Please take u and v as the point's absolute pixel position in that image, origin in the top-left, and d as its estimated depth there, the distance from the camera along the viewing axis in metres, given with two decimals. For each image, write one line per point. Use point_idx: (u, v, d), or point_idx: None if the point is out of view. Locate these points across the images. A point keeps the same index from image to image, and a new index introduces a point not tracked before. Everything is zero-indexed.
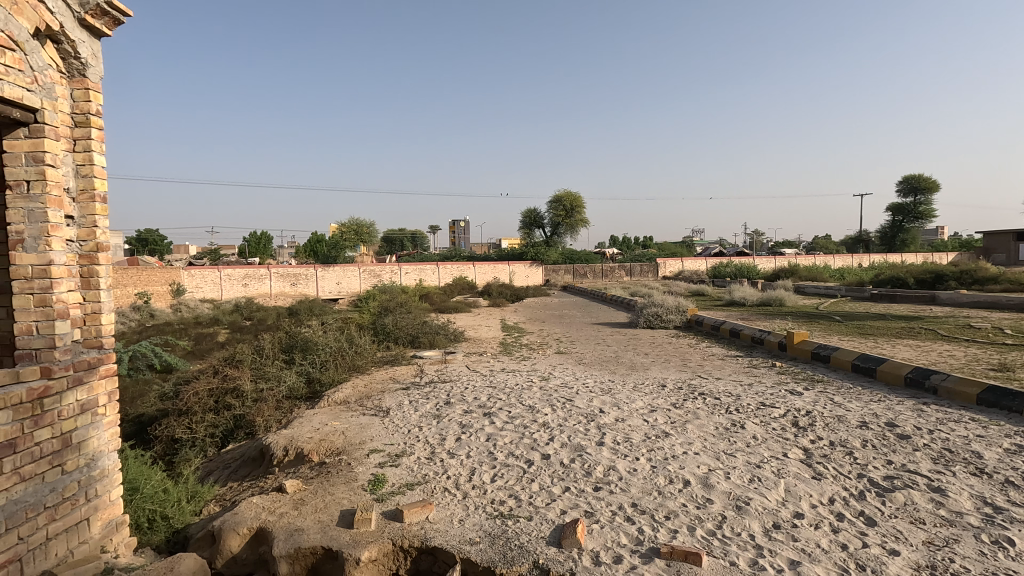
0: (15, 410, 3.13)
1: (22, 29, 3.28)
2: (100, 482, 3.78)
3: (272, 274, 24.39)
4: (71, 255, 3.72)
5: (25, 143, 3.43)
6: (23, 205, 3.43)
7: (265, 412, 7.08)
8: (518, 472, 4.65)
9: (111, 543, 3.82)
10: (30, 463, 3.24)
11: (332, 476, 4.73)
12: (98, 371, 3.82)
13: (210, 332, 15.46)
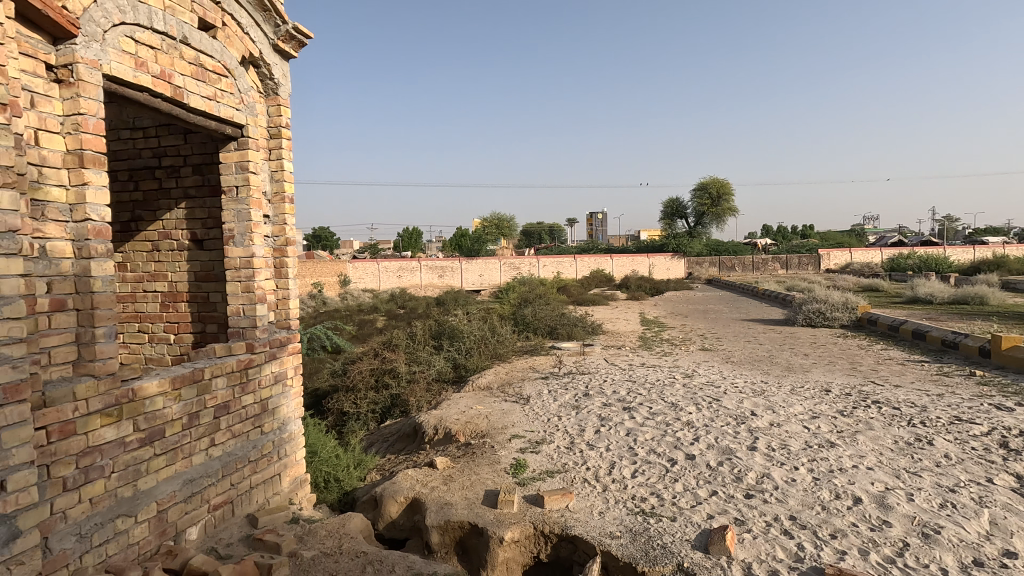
0: (229, 377, 3.77)
1: (232, 58, 3.89)
2: (288, 444, 4.41)
3: (422, 266, 26.34)
4: (268, 248, 4.33)
5: (235, 155, 4.08)
6: (233, 207, 4.10)
7: (418, 393, 7.70)
8: (661, 471, 4.49)
9: (297, 496, 4.45)
10: (239, 423, 3.88)
11: (477, 457, 4.99)
12: (287, 348, 4.43)
13: (371, 318, 17.17)
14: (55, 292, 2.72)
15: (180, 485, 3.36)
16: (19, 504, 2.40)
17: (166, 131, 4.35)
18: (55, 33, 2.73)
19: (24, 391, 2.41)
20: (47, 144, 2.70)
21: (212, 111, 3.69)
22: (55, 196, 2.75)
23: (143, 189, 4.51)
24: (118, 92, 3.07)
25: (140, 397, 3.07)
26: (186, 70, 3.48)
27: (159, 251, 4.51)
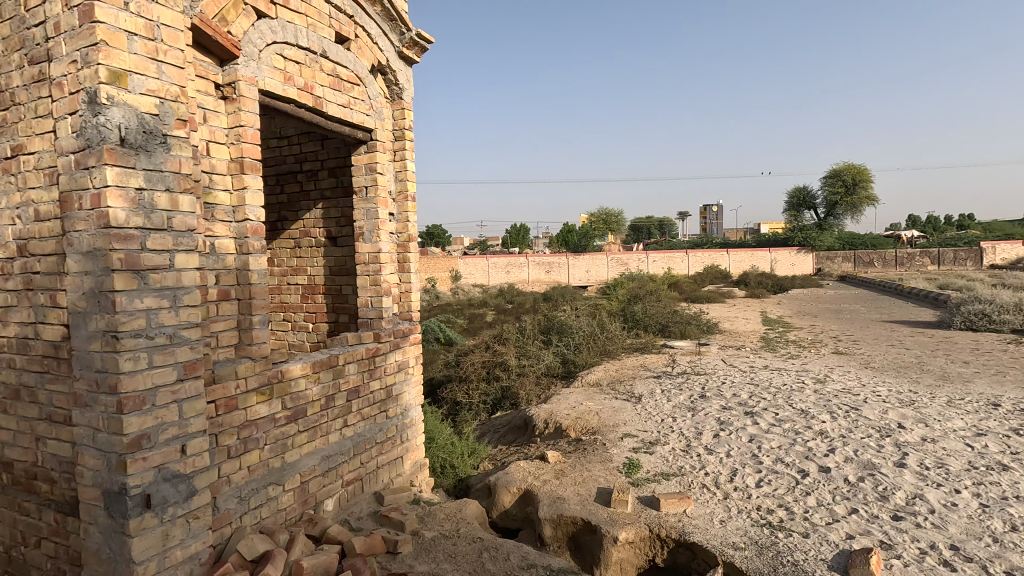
0: (359, 363, 4.07)
1: (363, 67, 4.18)
2: (409, 429, 4.67)
3: (529, 262, 26.66)
4: (392, 244, 4.59)
5: (364, 158, 4.38)
6: (363, 206, 4.39)
7: (527, 386, 7.80)
8: (789, 482, 4.15)
9: (417, 479, 4.70)
10: (368, 406, 4.18)
11: (589, 453, 4.95)
12: (409, 338, 4.69)
13: (480, 312, 17.72)
14: (221, 284, 3.08)
15: (319, 460, 3.69)
16: (196, 466, 2.78)
17: (306, 138, 4.79)
18: (221, 56, 3.11)
19: (199, 368, 2.78)
20: (216, 153, 3.07)
21: (346, 117, 3.99)
22: (222, 199, 3.11)
23: (287, 191, 5.02)
24: (270, 104, 3.42)
25: (287, 378, 3.42)
26: (325, 81, 3.80)
27: (300, 247, 4.99)
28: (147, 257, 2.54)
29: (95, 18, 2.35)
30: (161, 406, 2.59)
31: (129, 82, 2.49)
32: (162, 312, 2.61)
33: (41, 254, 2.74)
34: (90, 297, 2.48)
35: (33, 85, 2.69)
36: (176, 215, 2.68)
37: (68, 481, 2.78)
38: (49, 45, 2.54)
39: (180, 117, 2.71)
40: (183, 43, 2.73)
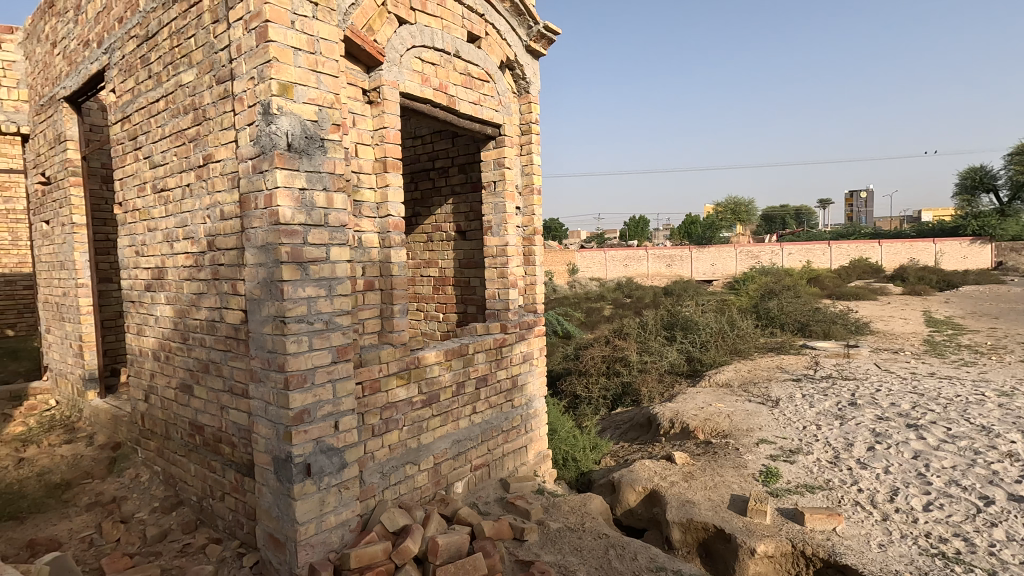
0: (486, 353, 4.20)
1: (493, 64, 4.28)
2: (534, 420, 4.74)
3: (649, 255, 25.81)
4: (519, 237, 4.65)
5: (493, 153, 4.49)
6: (491, 200, 4.51)
7: (650, 383, 7.56)
8: (968, 509, 3.58)
9: (540, 469, 4.77)
10: (495, 395, 4.31)
11: (720, 457, 4.67)
12: (534, 330, 4.74)
13: (598, 306, 17.52)
14: (367, 275, 3.31)
15: (450, 444, 3.88)
16: (346, 441, 3.05)
17: (438, 137, 5.03)
18: (368, 64, 3.35)
19: (349, 352, 3.04)
20: (363, 154, 3.32)
21: (476, 114, 4.12)
22: (368, 196, 3.34)
23: (421, 188, 5.32)
24: (409, 105, 3.63)
25: (422, 364, 3.62)
26: (457, 80, 3.94)
27: (432, 241, 5.28)
28: (308, 251, 2.82)
29: (268, 37, 2.65)
30: (318, 384, 2.88)
31: (294, 93, 2.77)
32: (320, 300, 2.88)
33: (225, 248, 3.16)
34: (264, 286, 2.82)
35: (219, 102, 3.10)
36: (331, 213, 2.94)
37: (245, 446, 3.20)
38: (232, 66, 2.91)
39: (334, 122, 2.97)
40: (337, 55, 2.98)
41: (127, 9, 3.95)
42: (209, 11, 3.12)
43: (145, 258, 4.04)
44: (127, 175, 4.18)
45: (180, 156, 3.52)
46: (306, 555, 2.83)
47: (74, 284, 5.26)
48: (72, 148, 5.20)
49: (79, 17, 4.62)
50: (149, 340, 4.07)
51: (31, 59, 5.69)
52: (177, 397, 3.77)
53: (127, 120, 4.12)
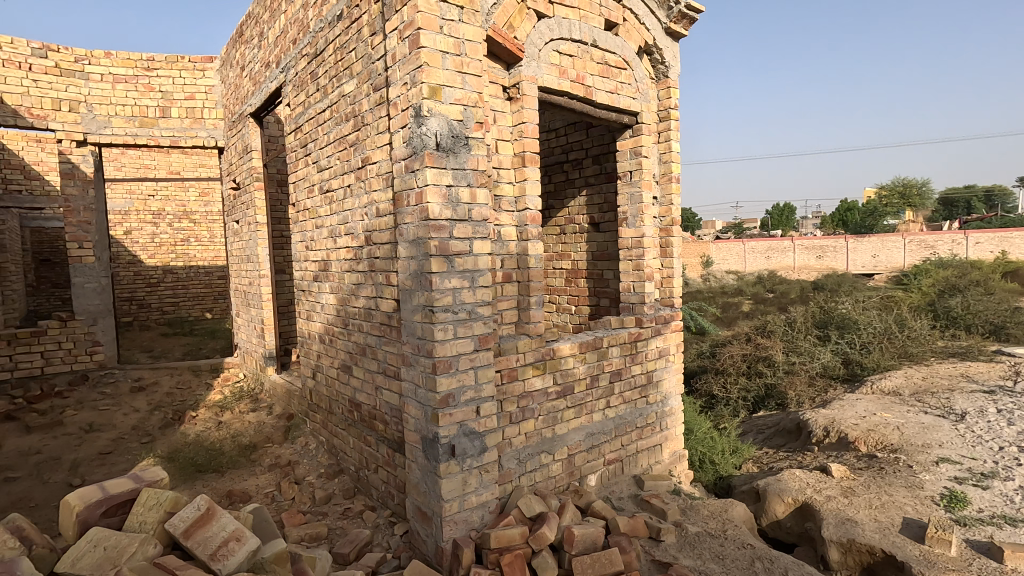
0: (621, 347, 4.12)
1: (630, 50, 4.16)
2: (669, 418, 4.57)
3: (796, 246, 23.51)
4: (656, 229, 4.49)
5: (629, 142, 4.38)
6: (627, 190, 4.40)
7: (798, 386, 6.91)
8: None
9: (676, 469, 4.60)
10: (629, 390, 4.22)
11: (888, 474, 4.13)
12: (671, 325, 4.56)
13: (736, 301, 16.34)
14: (506, 267, 3.42)
15: (584, 436, 3.88)
16: (487, 426, 3.19)
17: (572, 129, 5.09)
18: (508, 61, 3.44)
19: (490, 341, 3.17)
20: (503, 150, 3.41)
21: (613, 103, 4.04)
22: (507, 190, 3.44)
23: (554, 181, 5.43)
24: (546, 99, 3.66)
25: (557, 356, 3.66)
26: (594, 70, 3.89)
27: (565, 234, 5.35)
28: (454, 244, 2.97)
29: (420, 44, 2.83)
30: (462, 370, 3.03)
31: (443, 95, 2.92)
32: (464, 291, 3.03)
33: (381, 242, 3.46)
34: (415, 277, 3.03)
35: (376, 108, 3.38)
36: (474, 208, 3.07)
37: (396, 424, 3.48)
38: (388, 73, 3.15)
39: (477, 120, 3.09)
40: (481, 54, 3.09)
41: (299, 31, 4.46)
42: (368, 24, 3.41)
43: (313, 252, 4.56)
44: (298, 179, 4.74)
45: (342, 160, 3.90)
46: (450, 530, 3.02)
47: (257, 274, 6.11)
48: (256, 157, 6.03)
49: (262, 43, 5.33)
50: (315, 325, 4.60)
51: (226, 83, 6.68)
52: (339, 376, 4.22)
53: (299, 130, 4.66)
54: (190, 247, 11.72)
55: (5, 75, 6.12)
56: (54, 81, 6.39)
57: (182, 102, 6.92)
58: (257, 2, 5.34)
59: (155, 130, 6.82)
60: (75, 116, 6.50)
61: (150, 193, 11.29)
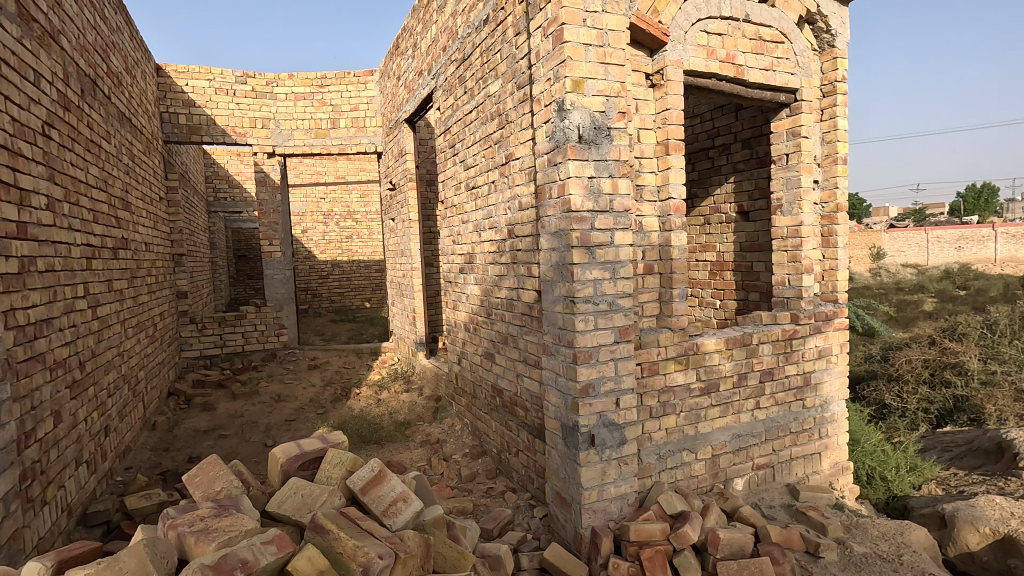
0: (774, 344, 3.83)
1: (789, 21, 3.81)
2: (830, 425, 4.15)
3: (998, 234, 19.69)
4: (817, 216, 4.06)
5: (786, 122, 4.02)
6: (783, 174, 4.05)
7: (1000, 400, 5.83)
8: None
9: (838, 482, 4.19)
10: (783, 391, 3.90)
11: None
12: (833, 323, 4.13)
13: (914, 299, 14.17)
14: (647, 258, 3.36)
15: (730, 437, 3.67)
16: (626, 419, 3.16)
17: (719, 113, 4.84)
18: (652, 47, 3.35)
19: (631, 334, 3.14)
20: (646, 139, 3.34)
21: (768, 81, 3.74)
22: (649, 180, 3.36)
23: (699, 169, 5.22)
24: (692, 83, 3.51)
25: (702, 351, 3.51)
26: (746, 47, 3.64)
27: (710, 224, 5.15)
28: (595, 235, 2.99)
29: (564, 39, 2.87)
30: (602, 361, 3.05)
31: (585, 87, 2.94)
32: (605, 282, 3.04)
33: (523, 235, 3.59)
34: (556, 268, 3.10)
35: (520, 105, 3.50)
36: (616, 198, 3.05)
37: (537, 411, 3.59)
38: (532, 71, 3.25)
39: (620, 110, 3.07)
40: (624, 43, 3.05)
41: (449, 38, 4.76)
42: (513, 25, 3.54)
43: (460, 246, 4.86)
44: (446, 177, 5.08)
45: (487, 157, 4.10)
46: (589, 518, 3.05)
47: (410, 267, 6.66)
48: (410, 159, 6.56)
49: (415, 53, 5.77)
50: (461, 314, 4.90)
51: (384, 93, 7.35)
52: (482, 363, 4.46)
53: (447, 132, 4.98)
54: (353, 244, 13.11)
55: (217, 101, 7.35)
56: (252, 103, 7.53)
57: (348, 113, 7.75)
58: (412, 16, 5.79)
59: (327, 140, 7.73)
60: (266, 131, 7.61)
61: (322, 196, 12.77)
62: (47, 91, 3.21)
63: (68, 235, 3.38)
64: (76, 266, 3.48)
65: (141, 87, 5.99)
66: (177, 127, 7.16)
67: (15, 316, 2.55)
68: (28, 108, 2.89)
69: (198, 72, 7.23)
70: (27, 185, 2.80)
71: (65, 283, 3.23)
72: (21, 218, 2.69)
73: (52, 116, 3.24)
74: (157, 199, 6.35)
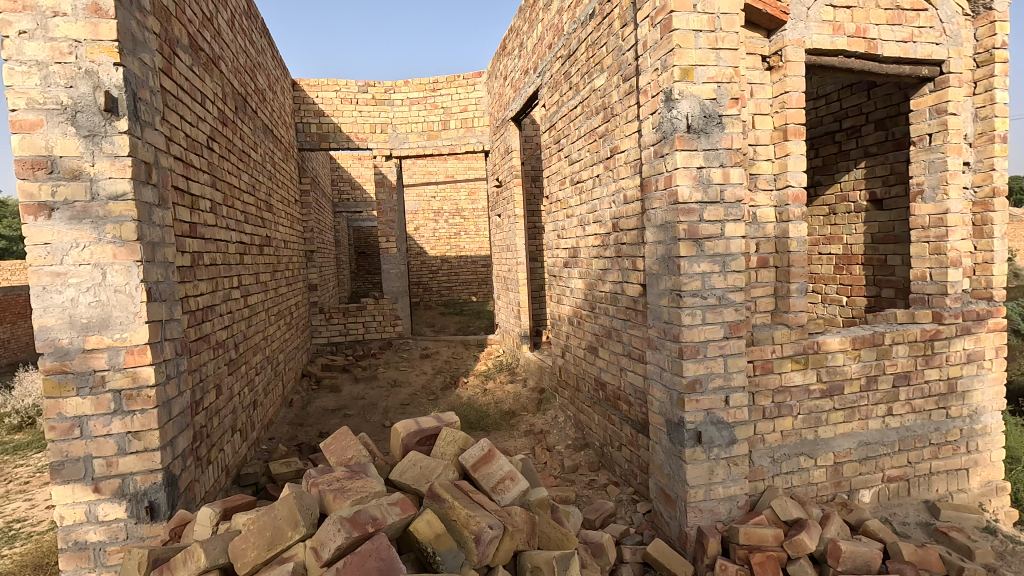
0: (911, 346, 3.46)
1: None
2: (982, 438, 3.67)
3: None
4: (967, 202, 3.60)
5: (929, 99, 3.59)
6: (925, 157, 3.63)
7: None
8: None
9: (990, 504, 3.69)
10: (921, 398, 3.52)
11: None
12: (987, 324, 3.64)
13: None
14: (761, 251, 3.20)
15: (856, 445, 3.39)
16: (737, 418, 3.04)
17: (849, 92, 4.45)
18: (770, 27, 3.17)
19: (742, 329, 3.01)
20: (761, 125, 3.18)
21: (907, 54, 3.37)
22: (765, 168, 3.19)
23: (823, 154, 4.83)
24: (815, 62, 3.27)
25: (823, 351, 3.27)
26: (880, 18, 3.31)
27: (835, 214, 4.77)
28: (704, 227, 2.90)
29: (673, 27, 2.82)
30: (710, 357, 2.96)
31: (695, 75, 2.87)
32: (714, 276, 2.94)
33: (628, 228, 3.57)
34: (662, 261, 3.06)
35: (626, 97, 3.48)
36: (727, 188, 2.94)
37: (641, 406, 3.56)
38: (639, 62, 3.22)
39: (733, 96, 2.94)
40: (738, 26, 2.92)
41: (555, 35, 4.82)
42: (619, 17, 3.52)
43: (564, 240, 4.92)
44: (551, 173, 5.16)
45: (592, 152, 4.12)
46: (695, 518, 2.98)
47: (515, 261, 6.84)
48: (516, 157, 6.73)
49: (522, 52, 5.91)
50: (565, 308, 4.96)
51: (492, 93, 7.58)
52: (586, 356, 4.49)
53: (552, 128, 5.06)
54: (461, 240, 13.66)
55: (343, 110, 8.04)
56: (372, 110, 8.13)
57: (458, 114, 8.11)
58: (519, 16, 5.93)
59: (438, 141, 8.15)
60: (385, 136, 8.18)
61: (433, 195, 13.44)
62: (210, 110, 3.73)
63: (226, 234, 3.91)
64: (232, 260, 4.02)
65: (280, 101, 6.71)
66: (309, 136, 7.94)
67: (189, 302, 3.02)
68: (197, 125, 3.40)
69: (327, 84, 7.95)
70: (196, 191, 3.30)
71: (223, 275, 3.75)
72: (192, 219, 3.17)
73: (213, 132, 3.77)
74: (293, 201, 7.09)
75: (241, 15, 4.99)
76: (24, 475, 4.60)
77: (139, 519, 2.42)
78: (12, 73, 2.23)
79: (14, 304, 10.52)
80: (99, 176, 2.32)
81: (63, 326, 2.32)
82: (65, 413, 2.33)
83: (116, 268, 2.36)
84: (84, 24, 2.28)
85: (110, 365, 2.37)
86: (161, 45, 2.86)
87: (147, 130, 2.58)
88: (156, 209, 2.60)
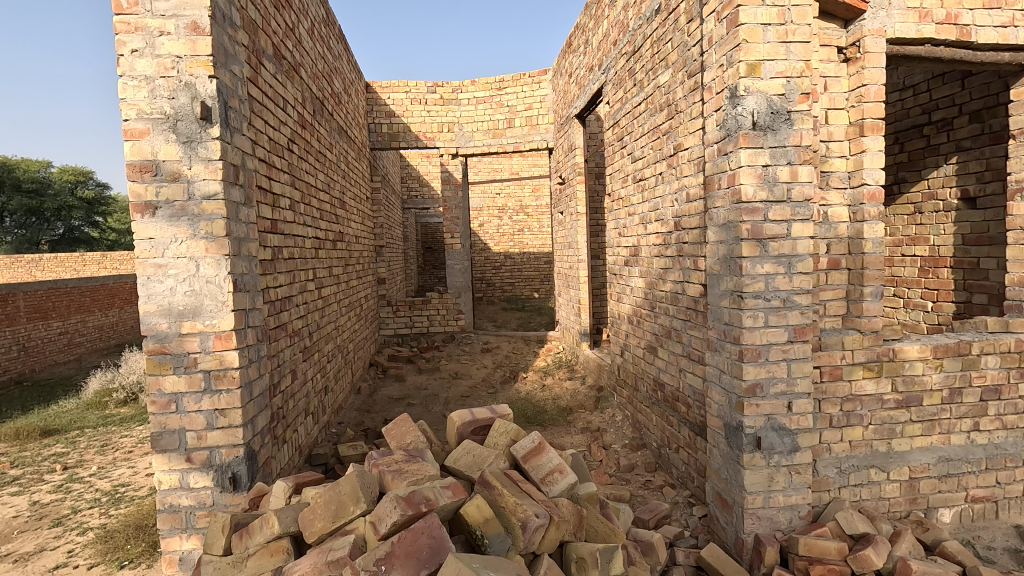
0: (1003, 357, 3.19)
1: None
2: None
3: None
4: None
5: None
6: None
7: None
8: None
9: None
10: (1014, 414, 3.24)
11: None
12: None
13: None
14: (832, 252, 3.05)
15: (936, 460, 3.18)
16: (800, 425, 2.94)
17: (940, 82, 4.14)
18: (847, 17, 3.02)
19: (809, 333, 2.90)
20: (835, 120, 3.04)
21: (1006, 40, 3.10)
22: (838, 165, 3.05)
23: (909, 149, 4.52)
24: (897, 52, 3.08)
25: (900, 358, 3.08)
26: (976, 2, 3.06)
27: (922, 213, 4.47)
28: (768, 227, 2.82)
29: (739, 21, 2.75)
30: (773, 361, 2.87)
31: (762, 70, 2.78)
32: (779, 277, 2.85)
33: (690, 227, 3.51)
34: (724, 261, 2.99)
35: (690, 94, 3.42)
36: (795, 187, 2.83)
37: (699, 408, 3.49)
38: (704, 58, 3.16)
39: (803, 91, 2.83)
40: (811, 17, 2.80)
41: (620, 32, 4.78)
42: (686, 13, 3.46)
43: (625, 238, 4.88)
44: (614, 171, 5.13)
45: (655, 149, 4.07)
46: (752, 524, 2.91)
47: (576, 259, 6.85)
48: (579, 154, 6.74)
49: (587, 49, 5.88)
50: (625, 306, 4.92)
51: (557, 90, 7.60)
52: (645, 355, 4.45)
53: (615, 124, 5.05)
54: (524, 237, 13.79)
55: (413, 110, 8.32)
56: (440, 109, 8.37)
57: (523, 112, 8.19)
58: (585, 13, 5.91)
59: (504, 139, 8.28)
60: (451, 135, 8.40)
61: (497, 192, 13.66)
62: (291, 114, 4.02)
63: (303, 229, 4.20)
64: (309, 254, 4.31)
65: (355, 104, 7.08)
66: (381, 136, 8.27)
67: (270, 292, 3.29)
68: (279, 129, 3.67)
69: (397, 86, 8.25)
70: (278, 190, 3.57)
71: (300, 267, 4.02)
72: (274, 216, 3.45)
73: (293, 135, 4.05)
74: (365, 198, 7.45)
75: (321, 24, 5.34)
76: (129, 444, 5.14)
77: (224, 488, 2.67)
78: (126, 87, 2.51)
79: (121, 290, 11.65)
80: (196, 179, 2.58)
81: (163, 312, 2.60)
82: (164, 389, 2.62)
83: (209, 261, 2.62)
84: (185, 41, 2.54)
85: (201, 348, 2.63)
86: (249, 56, 3.12)
87: (236, 135, 2.83)
88: (242, 208, 2.86)
